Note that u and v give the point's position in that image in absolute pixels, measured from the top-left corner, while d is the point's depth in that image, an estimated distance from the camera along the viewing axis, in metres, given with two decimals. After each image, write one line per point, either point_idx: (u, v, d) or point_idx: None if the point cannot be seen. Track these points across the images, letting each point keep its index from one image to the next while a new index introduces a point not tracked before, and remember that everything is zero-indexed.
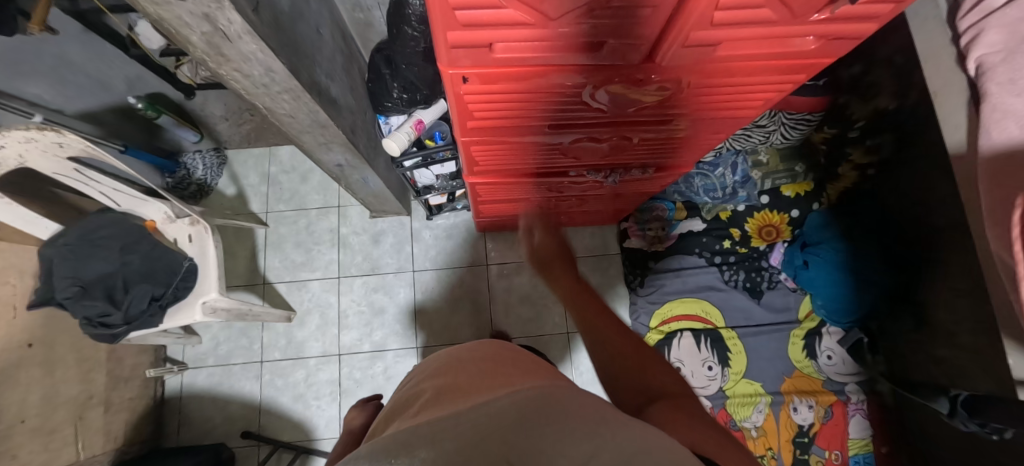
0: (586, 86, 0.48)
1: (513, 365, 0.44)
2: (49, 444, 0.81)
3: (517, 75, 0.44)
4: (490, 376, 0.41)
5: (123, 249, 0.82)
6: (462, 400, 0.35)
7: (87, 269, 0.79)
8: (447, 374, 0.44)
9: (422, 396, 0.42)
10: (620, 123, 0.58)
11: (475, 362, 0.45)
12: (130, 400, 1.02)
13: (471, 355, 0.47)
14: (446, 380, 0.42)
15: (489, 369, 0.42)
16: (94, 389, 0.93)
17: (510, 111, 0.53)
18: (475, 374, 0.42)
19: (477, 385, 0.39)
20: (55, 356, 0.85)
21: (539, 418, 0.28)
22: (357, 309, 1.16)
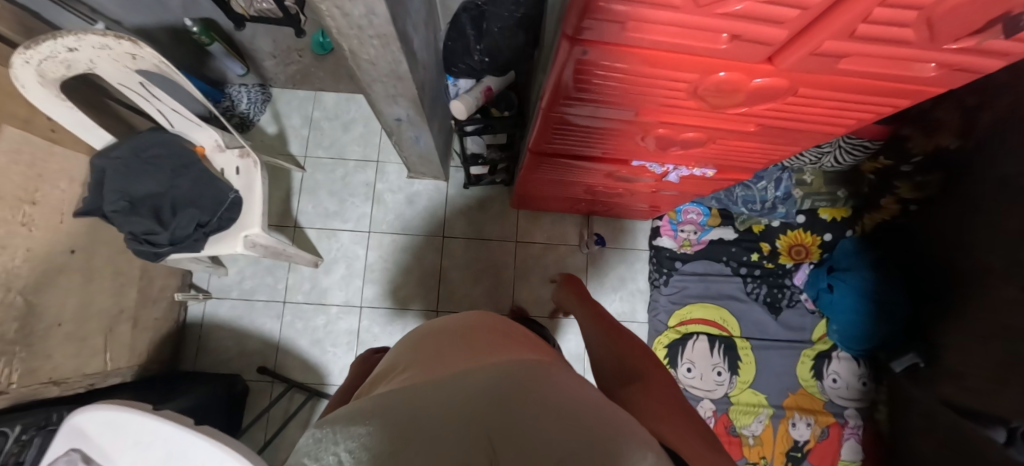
0: (695, 82, 0.47)
1: (480, 335, 0.52)
2: (81, 350, 0.84)
3: (637, 57, 0.44)
4: (470, 349, 0.48)
5: (172, 172, 0.83)
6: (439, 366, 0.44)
7: (136, 187, 0.80)
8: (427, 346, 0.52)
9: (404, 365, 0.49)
10: (708, 124, 0.58)
11: (458, 336, 0.53)
12: (156, 320, 1.03)
13: (457, 327, 0.55)
14: (426, 349, 0.51)
15: (467, 340, 0.50)
16: (126, 304, 0.94)
17: (609, 91, 0.53)
18: (448, 342, 0.51)
19: (458, 355, 0.46)
20: (93, 266, 0.86)
21: (511, 378, 0.35)
22: (384, 266, 1.17)
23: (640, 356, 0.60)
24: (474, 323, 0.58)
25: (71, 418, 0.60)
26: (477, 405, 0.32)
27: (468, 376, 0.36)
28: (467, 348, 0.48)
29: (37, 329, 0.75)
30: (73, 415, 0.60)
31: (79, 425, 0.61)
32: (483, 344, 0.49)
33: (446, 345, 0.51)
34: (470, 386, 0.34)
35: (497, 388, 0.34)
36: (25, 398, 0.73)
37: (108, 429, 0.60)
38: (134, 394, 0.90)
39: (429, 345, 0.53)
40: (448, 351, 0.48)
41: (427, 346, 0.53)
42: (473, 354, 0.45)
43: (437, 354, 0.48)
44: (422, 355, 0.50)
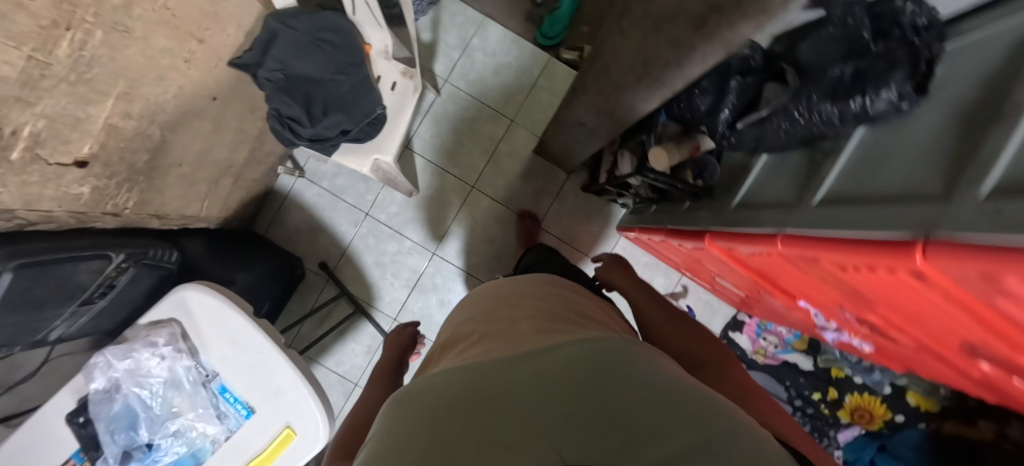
0: (998, 350, 0.38)
1: (545, 308, 0.49)
2: (188, 193, 0.84)
3: (968, 309, 0.35)
4: (539, 318, 0.46)
5: (339, 67, 0.77)
6: (506, 347, 0.41)
7: (298, 66, 0.74)
8: (489, 321, 0.49)
9: (468, 342, 0.47)
10: (941, 352, 0.49)
11: (523, 305, 0.50)
12: (253, 181, 1.03)
13: (518, 298, 0.52)
14: (491, 323, 0.48)
15: (531, 315, 0.47)
16: (236, 160, 0.93)
17: (869, 289, 0.43)
18: (508, 318, 0.48)
19: (525, 324, 0.45)
20: (224, 117, 0.83)
21: (589, 376, 0.31)
22: (471, 225, 1.16)
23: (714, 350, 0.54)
24: (539, 284, 0.56)
25: (181, 289, 0.60)
26: (551, 393, 0.30)
27: (538, 365, 0.34)
28: (533, 317, 0.46)
29: (161, 164, 0.74)
30: (185, 287, 0.60)
31: (186, 300, 0.60)
32: (553, 313, 0.47)
33: (511, 312, 0.49)
34: (543, 375, 0.32)
35: (572, 376, 0.32)
36: (133, 222, 0.75)
37: (210, 318, 0.60)
38: (205, 245, 0.91)
39: (492, 307, 0.52)
40: (512, 319, 0.47)
41: (489, 310, 0.52)
42: (542, 323, 0.44)
43: (502, 323, 0.47)
44: (483, 321, 0.49)
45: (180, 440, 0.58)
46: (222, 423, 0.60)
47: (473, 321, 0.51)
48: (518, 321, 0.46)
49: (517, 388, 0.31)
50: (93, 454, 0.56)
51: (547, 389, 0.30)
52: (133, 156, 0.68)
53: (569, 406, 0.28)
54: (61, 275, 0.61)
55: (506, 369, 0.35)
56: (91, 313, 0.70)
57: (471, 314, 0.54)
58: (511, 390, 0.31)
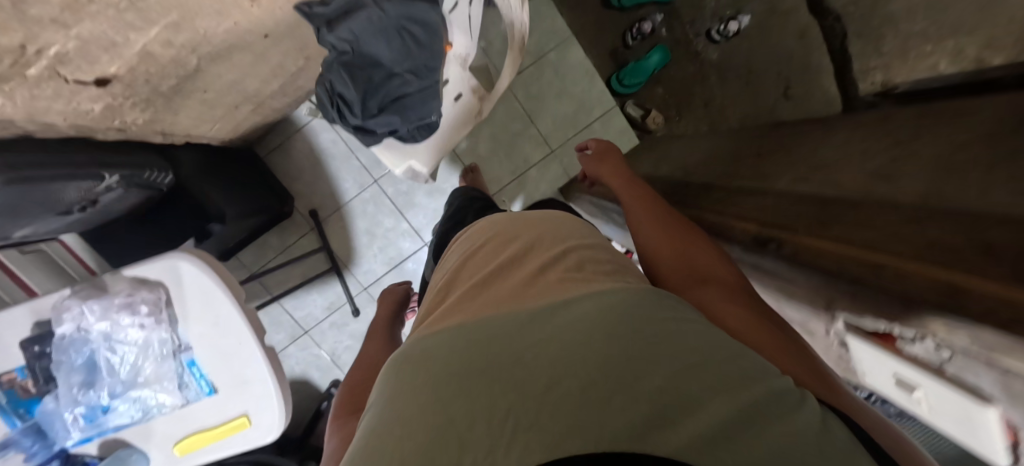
0: None
1: (552, 244, 0.42)
2: (202, 115, 0.76)
3: None
4: (549, 254, 0.39)
5: (412, 65, 0.70)
6: (513, 296, 0.34)
7: (371, 49, 0.67)
8: (489, 260, 0.42)
9: (464, 285, 0.40)
10: None
11: (532, 244, 0.42)
12: (272, 110, 0.94)
13: (525, 233, 0.45)
14: (490, 264, 0.41)
15: (542, 256, 0.40)
16: (264, 90, 0.84)
17: None
18: (508, 256, 0.41)
19: (533, 266, 0.38)
20: (269, 53, 0.74)
21: (618, 348, 0.25)
22: None
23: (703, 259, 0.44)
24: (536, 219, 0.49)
25: (177, 257, 0.57)
26: (566, 357, 0.25)
27: (549, 319, 0.29)
28: (534, 255, 0.40)
29: (185, 88, 0.66)
30: (182, 256, 0.57)
31: (178, 269, 0.58)
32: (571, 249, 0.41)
33: (515, 250, 0.41)
34: (557, 330, 0.27)
35: (599, 344, 0.25)
36: (135, 136, 0.68)
37: (199, 297, 0.58)
38: (199, 161, 0.84)
39: (488, 244, 0.45)
40: (520, 260, 0.40)
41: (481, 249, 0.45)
42: (555, 266, 0.37)
43: (497, 264, 0.40)
44: (474, 265, 0.42)
45: (136, 405, 0.58)
46: (180, 395, 0.60)
47: (471, 260, 0.44)
48: (514, 261, 0.40)
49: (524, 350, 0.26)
50: (45, 386, 0.56)
51: (566, 346, 0.25)
52: (158, 80, 0.60)
53: (592, 372, 0.23)
54: (48, 192, 0.55)
55: (505, 324, 0.30)
56: (66, 221, 0.65)
57: (466, 252, 0.47)
58: (524, 363, 0.25)
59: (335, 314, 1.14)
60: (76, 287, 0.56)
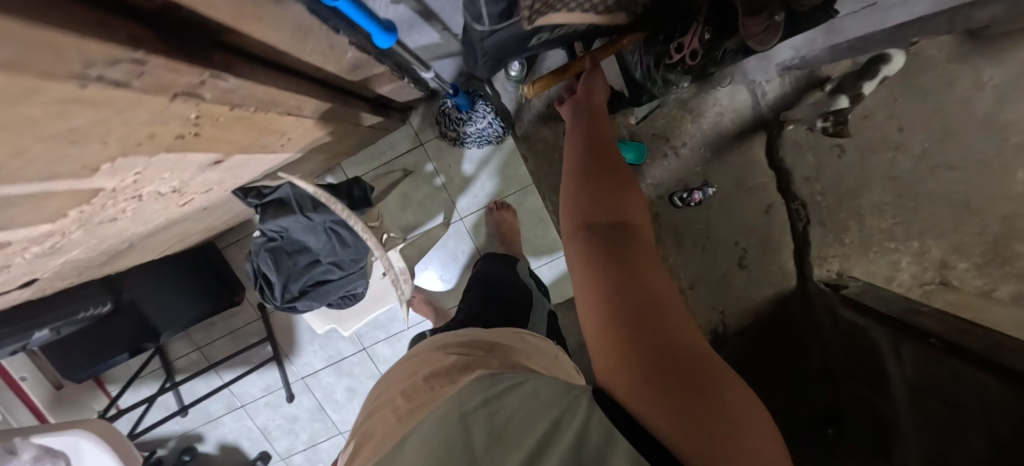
0: None
1: (439, 373, 0.52)
2: (148, 253, 0.81)
3: None
4: (427, 386, 0.49)
5: (335, 258, 0.74)
6: (397, 430, 0.43)
7: (297, 239, 0.72)
8: (382, 409, 0.50)
9: (370, 436, 0.47)
10: None
11: (418, 381, 0.52)
12: (229, 223, 0.98)
13: (419, 371, 0.55)
14: (385, 409, 0.49)
15: (419, 388, 0.49)
16: (216, 222, 0.89)
17: None
18: (404, 397, 0.49)
19: (411, 400, 0.47)
20: (215, 210, 0.79)
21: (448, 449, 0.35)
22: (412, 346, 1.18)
23: (589, 210, 0.44)
24: (412, 362, 0.61)
25: (77, 437, 0.65)
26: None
27: (417, 425, 0.40)
28: (420, 386, 0.50)
29: (124, 253, 0.71)
30: (83, 436, 0.65)
31: (78, 445, 0.66)
32: (452, 370, 0.51)
33: (406, 390, 0.51)
34: (417, 441, 0.37)
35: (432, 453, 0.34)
36: (77, 284, 0.74)
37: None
38: (150, 279, 0.91)
39: (384, 395, 0.55)
40: (408, 397, 0.49)
41: (389, 388, 0.56)
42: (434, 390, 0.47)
43: (386, 416, 0.47)
44: (372, 415, 0.51)
45: None
46: None
47: (379, 405, 0.52)
48: (402, 405, 0.47)
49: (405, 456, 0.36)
50: None
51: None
52: (93, 261, 0.66)
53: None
54: None
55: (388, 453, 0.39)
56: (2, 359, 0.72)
57: (385, 388, 0.57)
58: None
59: (271, 395, 1.22)
60: None
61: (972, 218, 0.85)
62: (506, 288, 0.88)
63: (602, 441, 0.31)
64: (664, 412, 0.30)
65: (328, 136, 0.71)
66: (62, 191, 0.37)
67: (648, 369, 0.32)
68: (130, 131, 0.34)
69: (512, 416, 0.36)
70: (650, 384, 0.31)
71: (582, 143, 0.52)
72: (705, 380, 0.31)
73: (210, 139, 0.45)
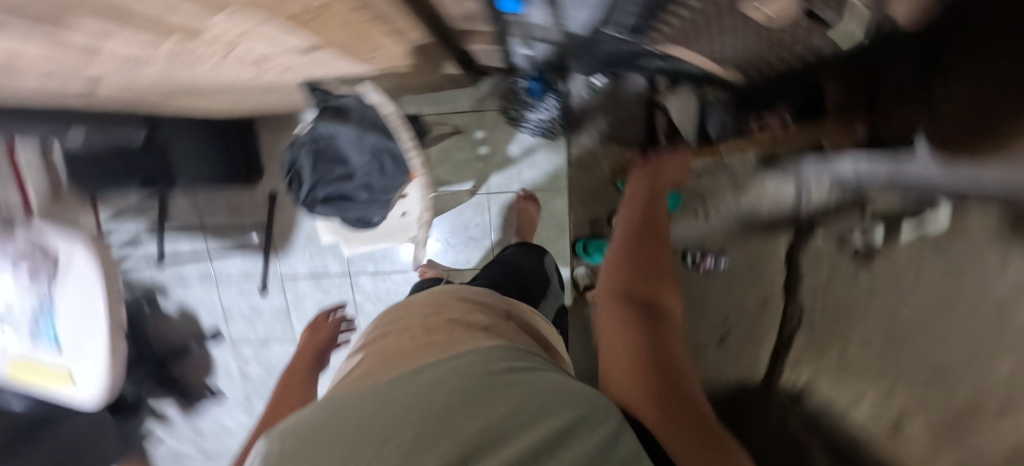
0: None
1: (453, 324, 0.48)
2: (196, 107, 0.82)
3: None
4: (441, 332, 0.46)
5: (367, 180, 0.75)
6: (400, 363, 0.39)
7: (341, 149, 0.73)
8: (389, 337, 0.48)
9: (366, 359, 0.44)
10: None
11: (432, 324, 0.49)
12: (275, 109, 1.00)
13: (435, 315, 0.52)
14: (391, 340, 0.47)
15: (432, 331, 0.47)
16: (267, 103, 0.90)
17: None
18: (414, 334, 0.47)
19: (424, 339, 0.44)
20: (275, 92, 0.80)
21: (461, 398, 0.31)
22: (392, 292, 1.21)
23: (637, 275, 0.52)
24: (424, 300, 0.57)
25: (75, 242, 0.66)
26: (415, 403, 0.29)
27: (427, 366, 0.36)
28: (435, 329, 0.47)
29: (179, 98, 0.73)
30: (79, 243, 0.67)
31: (74, 253, 0.67)
32: (473, 326, 0.49)
33: (417, 328, 0.48)
34: (426, 376, 0.34)
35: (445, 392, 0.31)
36: (121, 108, 0.76)
37: (79, 278, 0.67)
38: (184, 130, 0.92)
39: (393, 325, 0.52)
40: (418, 335, 0.46)
41: (398, 320, 0.53)
42: (448, 338, 0.44)
43: (391, 346, 0.44)
44: (374, 341, 0.49)
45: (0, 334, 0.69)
46: (34, 345, 0.69)
47: (385, 334, 0.49)
48: (412, 341, 0.44)
49: (407, 389, 0.32)
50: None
51: (421, 394, 0.30)
52: (150, 93, 0.67)
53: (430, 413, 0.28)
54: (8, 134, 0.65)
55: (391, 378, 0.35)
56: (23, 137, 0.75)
57: (391, 322, 0.54)
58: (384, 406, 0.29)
59: (247, 280, 1.24)
60: (20, 229, 0.68)
61: (938, 391, 0.55)
62: (531, 276, 0.82)
63: (630, 458, 0.29)
64: (684, 437, 0.34)
65: (408, 68, 0.72)
66: (170, 27, 0.39)
67: (668, 403, 0.36)
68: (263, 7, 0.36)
69: (538, 393, 0.33)
70: (671, 415, 0.35)
71: (641, 216, 0.60)
72: (718, 430, 0.35)
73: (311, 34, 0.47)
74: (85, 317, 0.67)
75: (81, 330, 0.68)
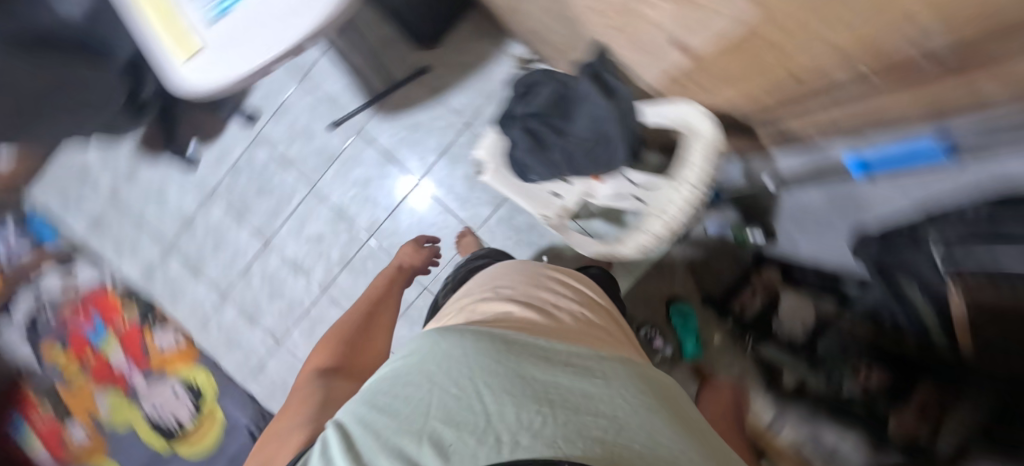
0: None
1: (583, 335, 0.53)
2: None
3: None
4: (571, 336, 0.52)
5: (575, 149, 0.75)
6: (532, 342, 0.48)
7: (581, 109, 0.74)
8: (530, 313, 0.57)
9: (511, 321, 0.54)
10: None
11: (565, 325, 0.55)
12: (511, 22, 1.00)
13: (570, 315, 0.59)
14: (534, 318, 0.55)
15: (566, 333, 0.52)
16: (524, 18, 0.90)
17: None
18: (554, 325, 0.54)
19: (561, 336, 0.51)
20: (555, 23, 0.81)
21: (557, 395, 0.36)
22: (434, 224, 1.16)
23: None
24: (517, 270, 0.73)
25: None
26: (523, 382, 0.37)
27: (549, 360, 0.43)
28: (564, 328, 0.54)
29: None
30: None
31: None
32: (597, 344, 0.52)
33: (557, 323, 0.55)
34: (540, 370, 0.40)
35: (546, 387, 0.37)
36: None
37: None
38: None
39: (535, 302, 0.61)
40: (555, 329, 0.53)
41: (545, 303, 0.61)
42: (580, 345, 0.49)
43: (524, 324, 0.53)
44: (516, 308, 0.58)
45: None
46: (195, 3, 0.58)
47: (530, 308, 0.59)
48: (541, 329, 0.52)
49: (483, 349, 0.42)
50: None
51: (530, 380, 0.38)
52: None
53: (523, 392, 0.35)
54: None
55: (519, 351, 0.44)
56: None
57: (535, 298, 0.63)
58: (500, 372, 0.38)
59: (329, 106, 1.15)
60: None
61: None
62: None
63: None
64: None
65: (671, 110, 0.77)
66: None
67: None
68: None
69: (612, 414, 0.34)
70: None
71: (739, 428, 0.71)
72: None
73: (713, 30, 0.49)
74: (269, 25, 0.57)
75: (253, 31, 0.57)
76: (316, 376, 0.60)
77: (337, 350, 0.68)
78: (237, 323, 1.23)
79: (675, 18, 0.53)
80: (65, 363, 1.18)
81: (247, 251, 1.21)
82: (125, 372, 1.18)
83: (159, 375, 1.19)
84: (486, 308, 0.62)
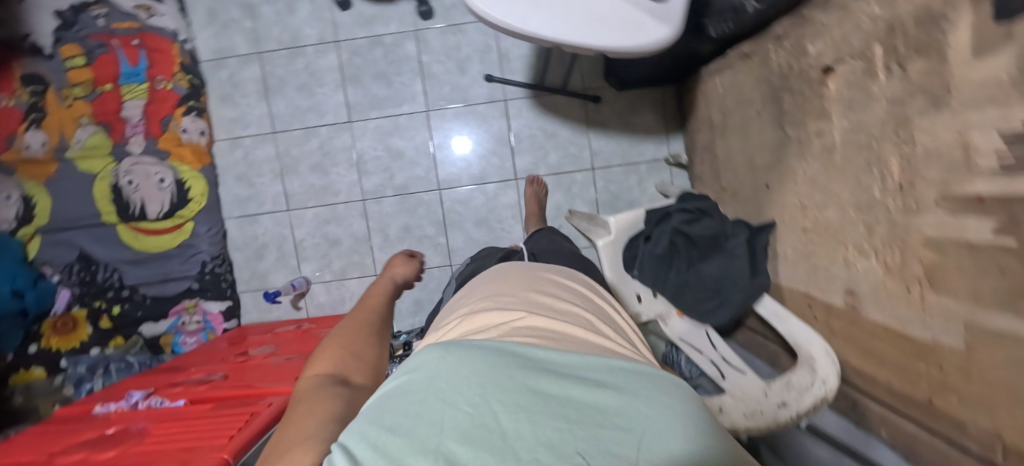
0: None
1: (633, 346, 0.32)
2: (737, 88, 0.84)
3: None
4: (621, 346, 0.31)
5: (691, 283, 0.80)
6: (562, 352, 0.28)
7: (721, 259, 0.77)
8: (549, 310, 0.37)
9: (527, 322, 0.34)
10: None
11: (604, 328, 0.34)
12: (700, 130, 1.02)
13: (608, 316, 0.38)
14: (558, 316, 0.36)
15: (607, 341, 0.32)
16: (722, 143, 0.93)
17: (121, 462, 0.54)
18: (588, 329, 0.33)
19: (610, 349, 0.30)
20: (750, 174, 0.85)
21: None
22: (501, 221, 1.14)
23: None
24: (512, 271, 0.51)
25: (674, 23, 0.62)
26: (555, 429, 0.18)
27: (594, 382, 0.23)
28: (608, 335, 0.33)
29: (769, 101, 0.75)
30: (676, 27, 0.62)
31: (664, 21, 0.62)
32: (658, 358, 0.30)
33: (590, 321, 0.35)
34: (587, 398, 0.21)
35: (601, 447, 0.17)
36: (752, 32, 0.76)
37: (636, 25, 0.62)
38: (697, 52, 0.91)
39: (551, 293, 0.41)
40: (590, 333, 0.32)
41: (574, 296, 0.41)
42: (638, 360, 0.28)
43: (549, 327, 0.33)
44: (526, 300, 0.39)
45: None
46: None
47: (549, 304, 0.38)
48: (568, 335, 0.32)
49: (486, 348, 0.27)
50: None
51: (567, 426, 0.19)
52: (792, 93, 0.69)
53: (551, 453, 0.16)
54: None
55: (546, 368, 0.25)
56: None
57: (553, 292, 0.43)
58: (520, 408, 0.19)
59: (501, 60, 1.11)
60: None
61: None
62: None
63: None
64: None
65: None
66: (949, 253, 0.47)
67: None
68: (984, 356, 0.43)
69: None
70: None
71: None
72: None
73: (900, 317, 0.55)
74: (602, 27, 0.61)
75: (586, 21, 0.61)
76: (327, 379, 0.36)
77: (354, 360, 0.40)
78: (266, 164, 1.14)
79: (877, 280, 0.58)
80: (77, 72, 1.02)
81: (327, 114, 1.13)
82: (129, 125, 1.06)
83: (159, 154, 1.07)
84: (494, 295, 0.42)
